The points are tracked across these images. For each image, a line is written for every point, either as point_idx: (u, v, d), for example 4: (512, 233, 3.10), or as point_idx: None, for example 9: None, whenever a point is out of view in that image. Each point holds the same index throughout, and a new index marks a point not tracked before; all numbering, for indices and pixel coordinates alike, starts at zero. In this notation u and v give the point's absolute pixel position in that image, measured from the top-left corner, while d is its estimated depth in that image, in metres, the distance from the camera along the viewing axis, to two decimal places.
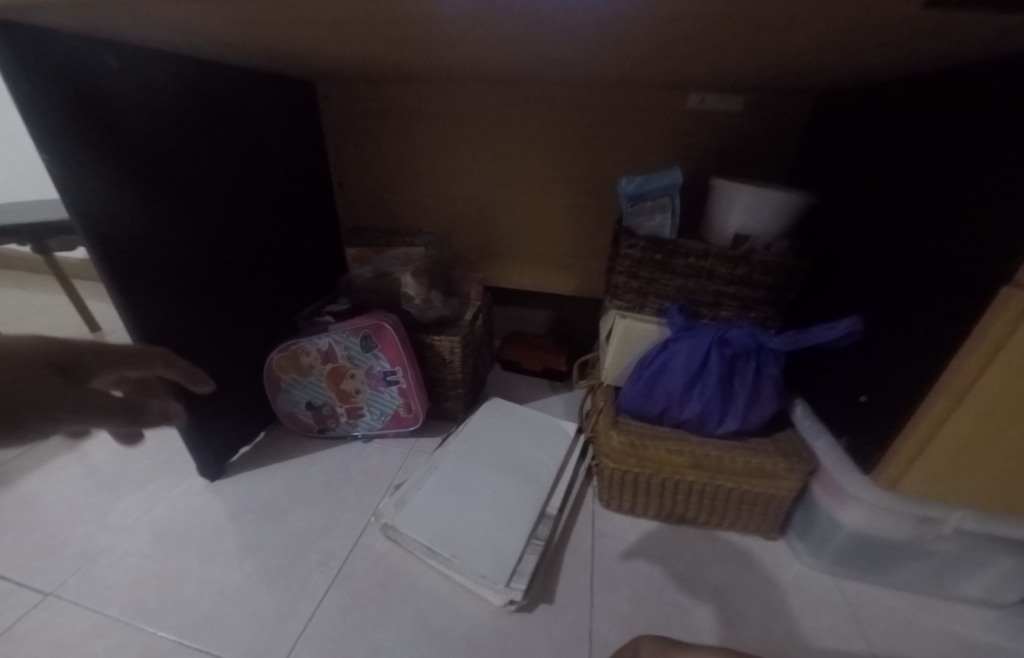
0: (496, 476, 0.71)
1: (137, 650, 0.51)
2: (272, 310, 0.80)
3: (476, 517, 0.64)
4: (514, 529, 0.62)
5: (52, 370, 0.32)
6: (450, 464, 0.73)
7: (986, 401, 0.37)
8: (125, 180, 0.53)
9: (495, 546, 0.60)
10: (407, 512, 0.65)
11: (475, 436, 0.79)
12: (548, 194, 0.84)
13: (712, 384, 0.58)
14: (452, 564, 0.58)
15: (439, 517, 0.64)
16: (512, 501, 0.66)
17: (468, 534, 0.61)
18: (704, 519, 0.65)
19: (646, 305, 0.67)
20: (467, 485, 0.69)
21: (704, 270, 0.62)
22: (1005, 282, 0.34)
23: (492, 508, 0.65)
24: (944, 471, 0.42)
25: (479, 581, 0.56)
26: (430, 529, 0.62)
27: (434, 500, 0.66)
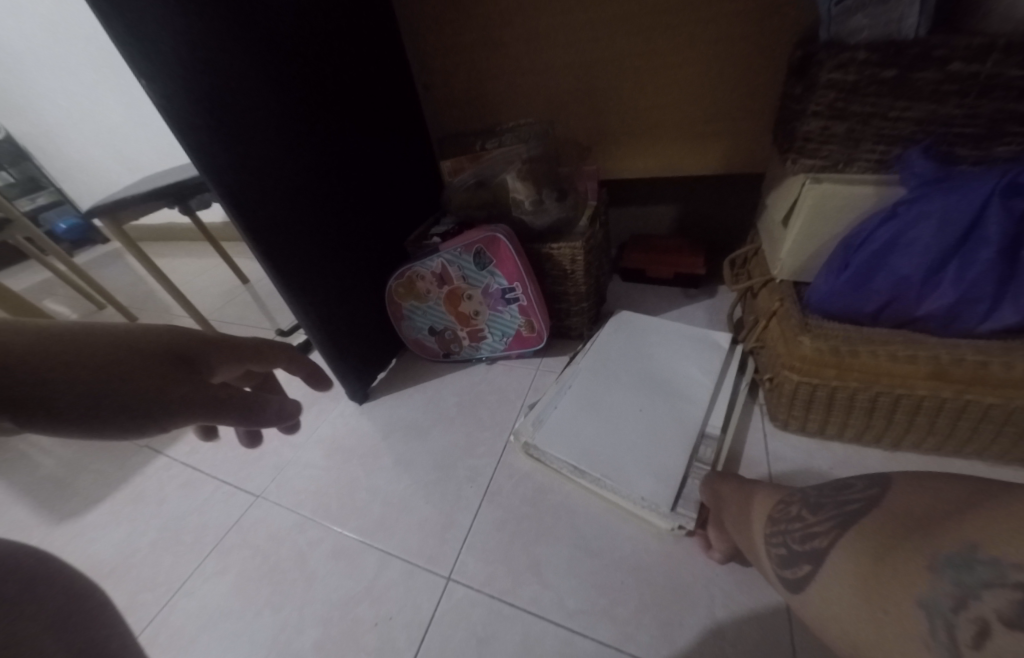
0: (640, 394, 0.63)
1: (331, 547, 0.58)
2: (383, 237, 0.77)
3: (624, 438, 0.57)
4: (672, 451, 0.54)
5: (171, 363, 0.30)
6: (584, 381, 0.66)
7: None
8: (258, 208, 0.54)
9: (651, 469, 0.53)
10: (546, 431, 0.61)
11: (608, 352, 0.70)
12: (685, 35, 0.62)
13: (986, 259, 0.39)
14: (607, 485, 0.53)
15: (581, 436, 0.59)
16: (663, 420, 0.58)
17: (619, 455, 0.55)
18: (932, 443, 0.50)
19: (856, 158, 0.47)
20: (608, 404, 0.62)
21: (977, 82, 0.39)
22: None
23: (641, 428, 0.58)
24: None
25: (641, 504, 0.51)
26: (575, 448, 0.57)
27: (574, 419, 0.61)
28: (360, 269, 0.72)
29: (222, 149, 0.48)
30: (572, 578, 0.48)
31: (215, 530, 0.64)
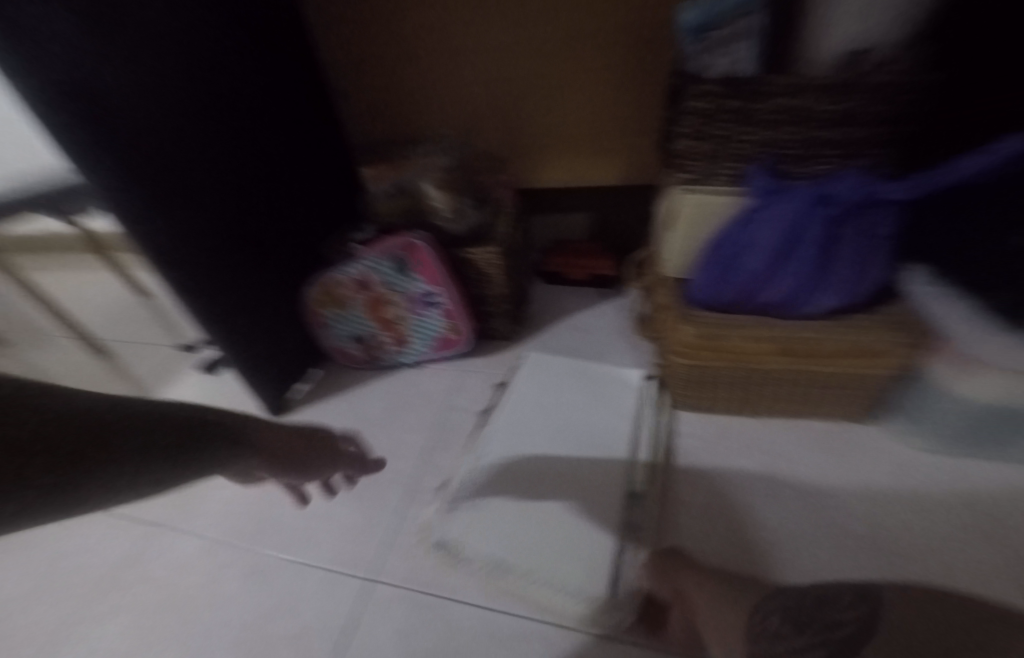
0: (559, 450, 0.62)
1: (243, 567, 0.55)
2: (298, 243, 0.75)
3: (547, 511, 0.55)
4: (600, 520, 0.53)
5: (296, 432, 0.45)
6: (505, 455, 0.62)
7: None
8: (163, 138, 0.49)
9: (580, 545, 0.51)
10: (466, 514, 0.55)
11: (522, 406, 0.69)
12: (583, 60, 0.68)
13: (809, 257, 0.49)
14: (538, 569, 0.50)
15: (502, 518, 0.55)
16: (584, 480, 0.58)
17: (543, 530, 0.53)
18: (787, 408, 0.60)
19: (719, 172, 0.55)
20: (526, 474, 0.59)
21: (796, 111, 0.49)
22: None
23: (565, 493, 0.57)
24: None
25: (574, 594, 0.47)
26: (499, 536, 0.53)
27: (492, 498, 0.57)
28: (243, 272, 0.63)
29: (154, 69, 0.47)
30: (493, 563, 0.51)
31: (104, 568, 0.58)
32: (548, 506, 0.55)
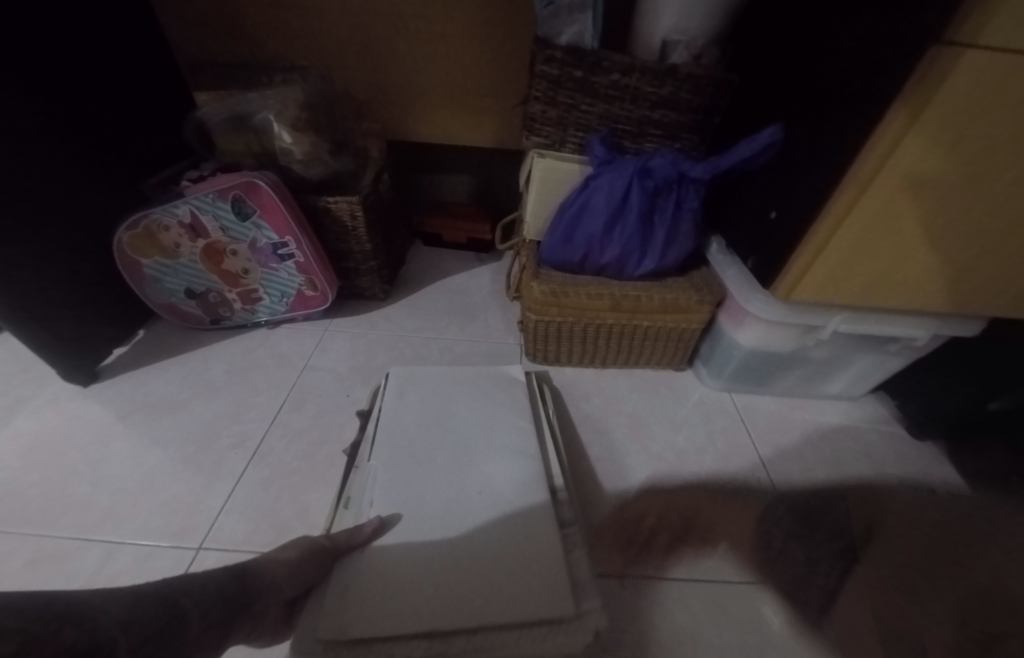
0: (458, 472, 0.49)
1: (30, 555, 0.46)
2: (114, 180, 0.62)
3: (472, 552, 0.41)
4: (541, 540, 0.42)
5: None
6: (392, 476, 0.47)
7: (882, 197, 0.38)
8: None
9: (532, 575, 0.39)
10: (364, 589, 0.37)
11: (400, 432, 0.53)
12: (450, 8, 0.67)
13: (632, 222, 0.56)
14: (484, 612, 0.36)
15: (414, 580, 0.38)
16: (502, 492, 0.47)
17: (470, 566, 0.40)
18: (624, 359, 0.68)
19: (567, 140, 0.60)
20: (425, 518, 0.43)
21: (628, 89, 0.54)
22: (936, 47, 0.31)
23: (483, 516, 0.44)
24: (833, 276, 0.44)
25: (540, 629, 0.36)
26: (422, 611, 0.36)
27: (393, 563, 0.39)
28: (35, 208, 0.52)
29: None
30: None
31: None
32: (468, 531, 0.42)
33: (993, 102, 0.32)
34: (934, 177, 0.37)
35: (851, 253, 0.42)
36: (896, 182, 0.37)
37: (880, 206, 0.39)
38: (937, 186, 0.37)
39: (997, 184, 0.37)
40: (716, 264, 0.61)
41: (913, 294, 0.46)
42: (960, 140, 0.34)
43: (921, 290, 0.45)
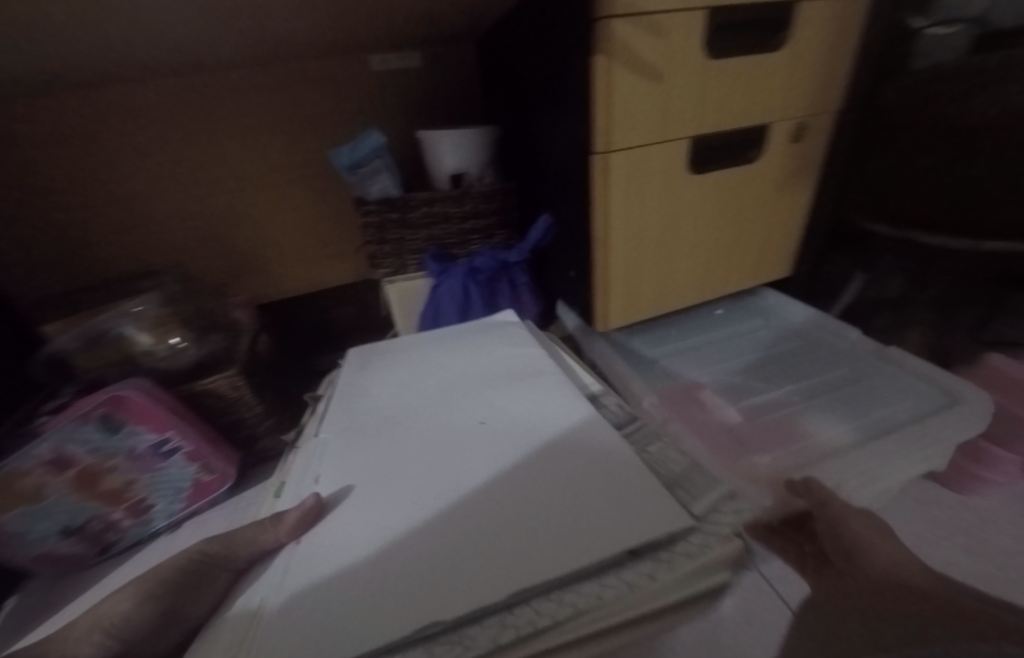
0: (447, 431, 0.36)
1: None
2: None
3: (505, 486, 0.30)
4: (636, 479, 0.29)
5: None
6: (366, 465, 0.34)
7: (625, 243, 0.50)
8: None
9: (610, 499, 0.28)
10: (313, 588, 0.25)
11: (370, 405, 0.42)
12: (276, 190, 0.78)
13: (480, 309, 0.67)
14: (525, 543, 0.26)
15: (419, 549, 0.26)
16: (516, 424, 0.36)
17: (507, 515, 0.28)
18: None
19: (407, 263, 0.71)
20: (415, 506, 0.30)
21: (439, 215, 0.68)
22: (591, 153, 0.44)
23: (485, 452, 0.34)
24: (628, 302, 0.55)
25: (637, 566, 0.25)
26: (439, 582, 0.24)
27: (363, 546, 0.27)
28: None
29: None
30: None
31: None
32: (512, 492, 0.30)
33: (646, 170, 0.46)
34: (648, 224, 0.49)
35: (631, 284, 0.54)
36: (626, 232, 0.49)
37: (624, 249, 0.50)
38: (653, 228, 0.50)
39: (688, 211, 0.50)
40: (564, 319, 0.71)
41: (691, 290, 0.58)
42: (644, 200, 0.48)
43: (696, 288, 0.58)
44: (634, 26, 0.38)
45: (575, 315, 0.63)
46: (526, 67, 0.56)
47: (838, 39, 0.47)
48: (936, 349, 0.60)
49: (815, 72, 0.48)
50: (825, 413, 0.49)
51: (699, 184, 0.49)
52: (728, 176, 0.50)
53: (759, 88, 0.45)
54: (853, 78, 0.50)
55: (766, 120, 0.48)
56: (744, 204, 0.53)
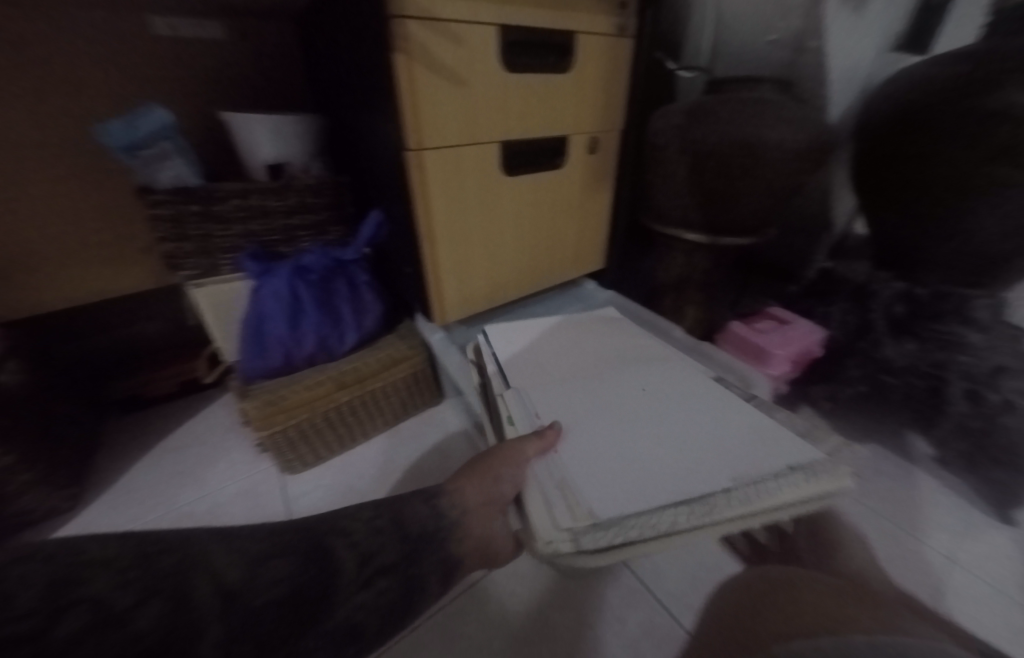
0: (638, 387, 0.49)
1: None
2: None
3: (699, 424, 0.43)
4: (763, 418, 0.44)
5: None
6: (587, 409, 0.46)
7: (450, 240, 0.52)
8: None
9: (767, 438, 0.41)
10: (588, 480, 0.37)
11: (550, 363, 0.54)
12: (12, 169, 0.59)
13: (313, 312, 0.62)
14: (688, 451, 0.40)
15: (650, 461, 0.39)
16: (668, 385, 0.49)
17: (701, 443, 0.41)
18: (381, 423, 0.73)
19: (220, 264, 0.62)
20: (634, 432, 0.42)
21: (255, 209, 0.60)
22: (405, 150, 0.44)
23: (675, 407, 0.46)
24: (462, 296, 0.58)
25: (794, 476, 0.37)
26: (676, 483, 0.37)
27: (613, 456, 0.40)
28: None
29: None
30: None
31: None
32: (699, 421, 0.44)
33: (461, 170, 0.48)
34: (471, 220, 0.52)
35: (463, 278, 0.56)
36: (449, 229, 0.51)
37: (450, 245, 0.52)
38: (476, 225, 0.53)
39: (507, 209, 0.55)
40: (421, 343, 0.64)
41: (519, 283, 0.64)
42: (463, 198, 0.50)
43: (525, 280, 0.64)
44: (430, 32, 0.40)
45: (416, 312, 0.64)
46: (342, 57, 0.54)
47: (615, 71, 0.56)
48: (704, 321, 0.77)
49: (599, 95, 0.56)
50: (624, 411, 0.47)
51: (514, 186, 0.54)
52: (539, 180, 0.56)
53: (553, 103, 0.52)
54: (630, 104, 0.61)
55: (564, 131, 0.55)
56: (556, 206, 0.61)
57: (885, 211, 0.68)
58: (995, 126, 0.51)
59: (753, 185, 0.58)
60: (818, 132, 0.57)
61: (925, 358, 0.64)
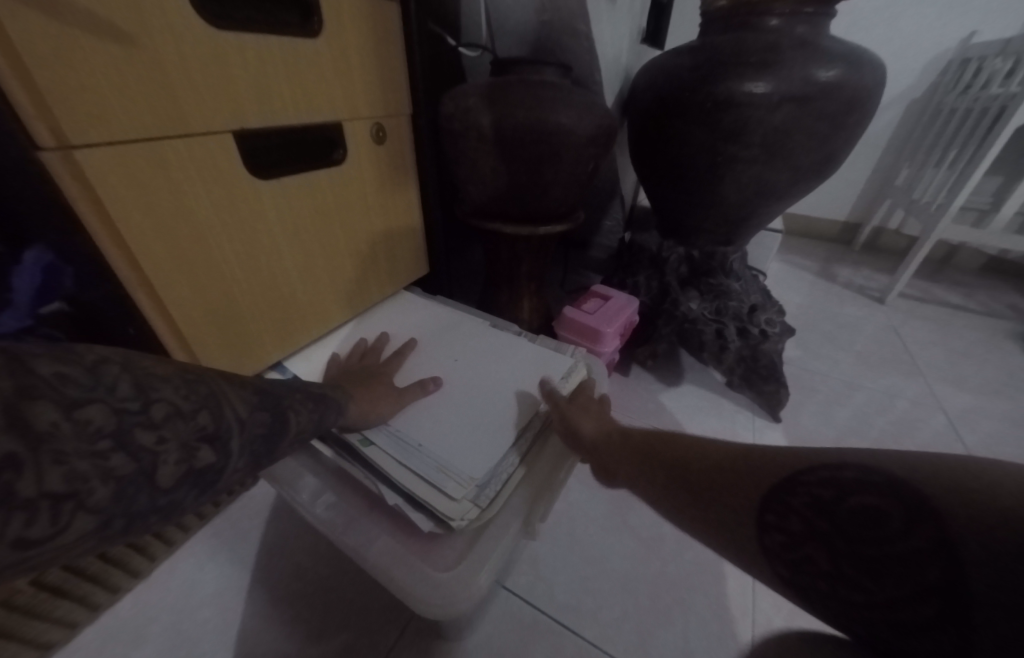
0: (442, 361, 0.52)
1: None
2: None
3: (494, 371, 0.51)
4: (535, 348, 0.54)
5: None
6: (418, 402, 0.46)
7: (185, 279, 0.35)
8: None
9: (540, 362, 0.52)
10: (450, 465, 0.39)
11: (351, 368, 0.48)
12: None
13: None
14: (507, 396, 0.48)
15: (481, 421, 0.45)
16: (467, 350, 0.54)
17: (505, 385, 0.49)
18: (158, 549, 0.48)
19: None
20: (462, 403, 0.47)
21: None
22: (34, 148, 0.26)
23: (479, 367, 0.51)
24: (236, 350, 0.41)
25: (568, 376, 0.50)
26: (505, 427, 0.44)
27: (460, 434, 0.43)
28: None
29: None
30: None
31: None
32: (495, 367, 0.51)
33: (169, 175, 0.32)
34: (215, 242, 0.36)
35: (229, 328, 0.40)
36: (176, 262, 0.34)
37: (191, 287, 0.35)
38: (228, 252, 0.37)
39: (272, 222, 0.40)
40: None
41: (319, 312, 0.49)
42: (191, 217, 0.34)
43: (328, 309, 0.50)
44: None
45: None
46: None
47: (383, 37, 0.46)
48: (540, 309, 0.76)
49: (370, 72, 0.45)
50: (419, 407, 0.46)
51: (273, 190, 0.39)
52: (311, 179, 0.43)
53: (305, 77, 0.39)
54: (412, 84, 0.51)
55: (332, 117, 0.43)
56: (346, 211, 0.48)
57: (658, 188, 0.78)
58: (723, 113, 0.60)
59: (557, 170, 0.57)
60: (603, 117, 0.58)
61: (709, 307, 0.78)
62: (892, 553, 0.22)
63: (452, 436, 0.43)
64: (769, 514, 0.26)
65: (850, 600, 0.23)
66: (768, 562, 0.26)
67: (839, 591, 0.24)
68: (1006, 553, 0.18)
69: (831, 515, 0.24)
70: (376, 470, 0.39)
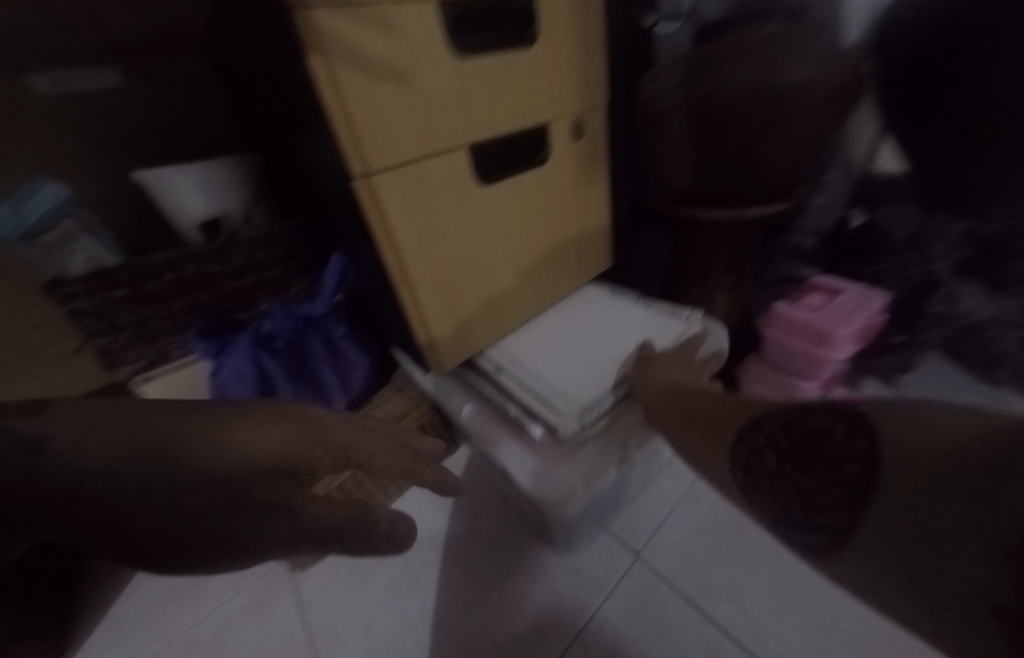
0: (560, 316, 0.56)
1: None
2: None
3: (605, 325, 0.53)
4: (650, 310, 0.53)
5: None
6: (533, 343, 0.52)
7: (430, 274, 0.42)
8: None
9: (651, 321, 0.51)
10: (556, 390, 0.44)
11: None
12: None
13: (285, 382, 0.52)
14: (616, 346, 0.49)
15: (586, 363, 0.47)
16: (585, 309, 0.57)
17: (615, 337, 0.51)
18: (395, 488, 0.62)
19: (168, 349, 0.52)
20: (573, 347, 0.50)
21: (197, 279, 0.50)
22: (351, 178, 0.34)
23: (592, 321, 0.54)
24: (460, 335, 0.48)
25: (676, 335, 0.49)
26: (610, 369, 0.46)
27: (570, 371, 0.47)
28: None
29: None
30: None
31: None
32: (608, 323, 0.53)
33: (425, 188, 0.38)
34: (451, 241, 0.42)
35: (456, 315, 0.46)
36: (426, 259, 0.41)
37: (434, 280, 0.43)
38: (458, 249, 0.43)
39: (490, 222, 0.45)
40: (424, 380, 0.54)
41: (520, 303, 0.53)
42: (435, 220, 0.40)
43: (528, 298, 0.54)
44: (346, 21, 0.29)
45: (408, 358, 0.55)
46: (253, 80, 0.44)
47: (589, 32, 0.46)
48: (737, 304, 0.67)
49: (575, 71, 0.46)
50: (535, 347, 0.51)
51: (492, 193, 0.44)
52: (521, 180, 0.46)
53: (522, 86, 0.42)
54: (610, 72, 0.51)
55: (541, 119, 0.45)
56: (547, 207, 0.51)
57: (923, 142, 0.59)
58: None
59: (778, 140, 0.48)
60: (848, 64, 0.46)
61: None
62: (828, 455, 0.24)
63: (561, 372, 0.47)
64: (744, 434, 0.30)
65: (785, 490, 0.27)
66: (733, 469, 0.31)
67: (781, 479, 0.27)
68: (933, 472, 0.20)
69: (790, 430, 0.27)
70: (502, 389, 0.47)
